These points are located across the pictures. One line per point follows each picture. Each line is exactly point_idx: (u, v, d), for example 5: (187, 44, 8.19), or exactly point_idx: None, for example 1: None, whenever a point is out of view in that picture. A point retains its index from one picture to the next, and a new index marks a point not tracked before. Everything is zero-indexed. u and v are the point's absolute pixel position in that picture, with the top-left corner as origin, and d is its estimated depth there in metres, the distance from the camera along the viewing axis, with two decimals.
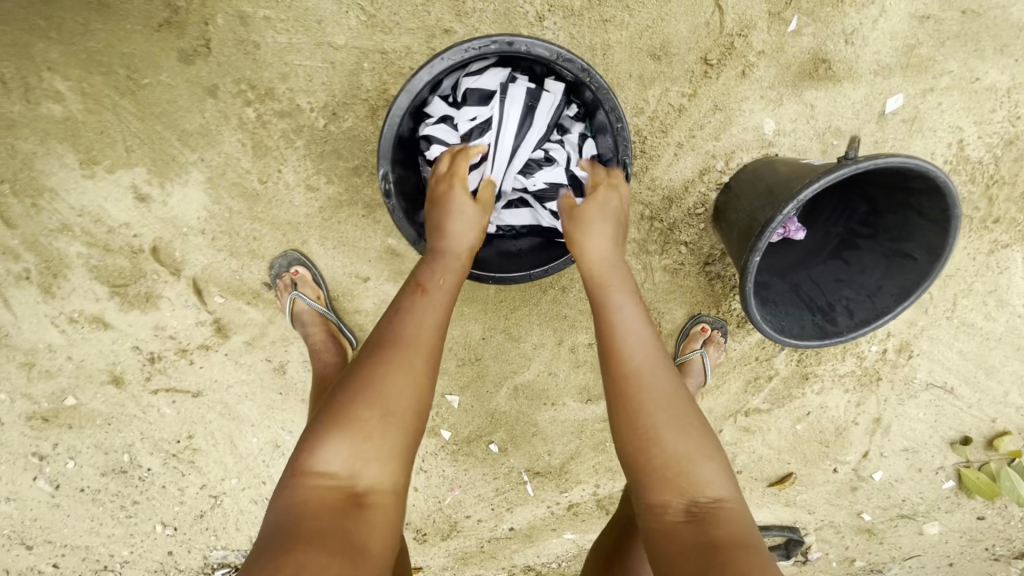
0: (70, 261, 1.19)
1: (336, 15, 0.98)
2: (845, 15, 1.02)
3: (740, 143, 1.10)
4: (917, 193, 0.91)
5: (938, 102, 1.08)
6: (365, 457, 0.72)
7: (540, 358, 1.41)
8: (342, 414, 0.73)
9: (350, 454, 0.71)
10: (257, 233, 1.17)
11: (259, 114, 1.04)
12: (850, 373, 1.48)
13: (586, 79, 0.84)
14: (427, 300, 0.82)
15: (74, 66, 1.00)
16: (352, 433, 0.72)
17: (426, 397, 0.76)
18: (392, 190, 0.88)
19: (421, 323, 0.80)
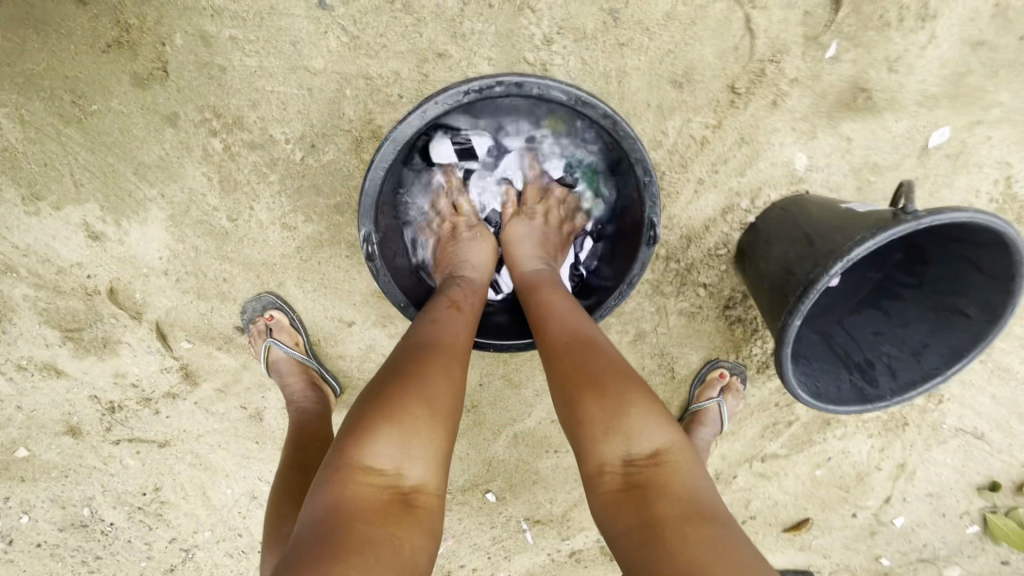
0: (17, 304, 1.06)
1: (314, 35, 0.85)
2: (888, 40, 0.90)
3: (768, 179, 0.99)
4: (975, 246, 0.80)
5: (987, 136, 0.97)
6: (412, 453, 0.60)
7: (543, 404, 1.29)
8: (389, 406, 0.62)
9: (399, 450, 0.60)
10: (227, 274, 1.04)
11: (227, 145, 0.91)
12: (874, 418, 1.38)
13: (609, 125, 0.77)
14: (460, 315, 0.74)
15: (10, 90, 0.87)
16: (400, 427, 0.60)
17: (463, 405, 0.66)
18: (375, 252, 0.81)
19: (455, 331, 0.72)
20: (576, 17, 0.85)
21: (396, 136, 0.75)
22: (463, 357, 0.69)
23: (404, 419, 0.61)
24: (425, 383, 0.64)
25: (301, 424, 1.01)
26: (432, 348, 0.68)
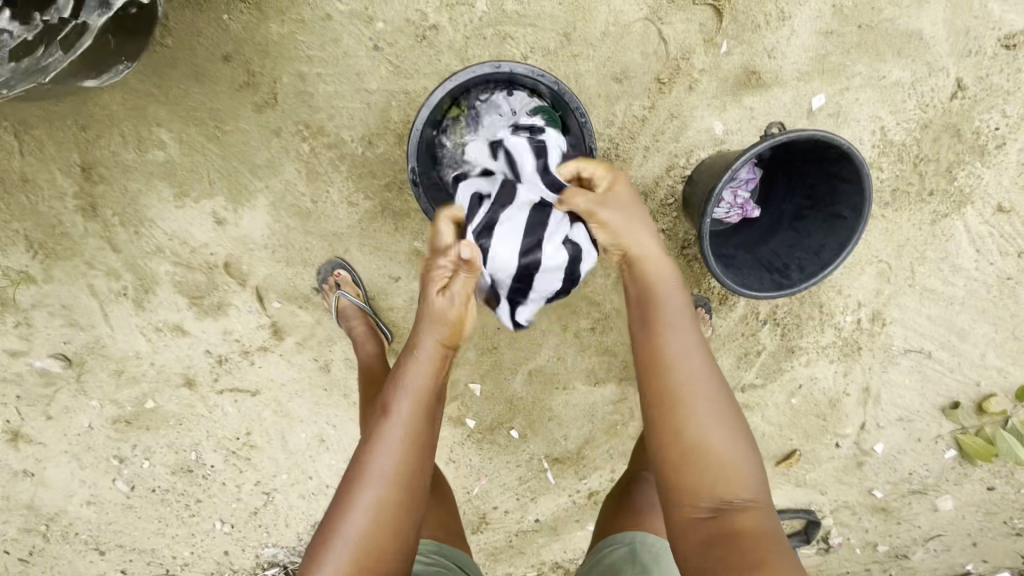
0: (159, 278, 1.47)
1: (370, 68, 1.28)
2: (764, 36, 1.28)
3: (696, 142, 1.35)
4: (835, 163, 1.15)
5: (855, 98, 1.32)
6: None
7: (551, 343, 1.59)
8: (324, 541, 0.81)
9: None
10: (309, 245, 1.43)
11: (313, 147, 1.33)
12: (832, 345, 1.63)
13: (558, 91, 1.14)
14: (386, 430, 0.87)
15: (176, 121, 1.32)
16: (326, 567, 0.78)
17: (388, 529, 0.82)
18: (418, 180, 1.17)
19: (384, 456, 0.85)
20: (542, 41, 1.26)
21: (427, 102, 1.12)
22: (380, 480, 0.83)
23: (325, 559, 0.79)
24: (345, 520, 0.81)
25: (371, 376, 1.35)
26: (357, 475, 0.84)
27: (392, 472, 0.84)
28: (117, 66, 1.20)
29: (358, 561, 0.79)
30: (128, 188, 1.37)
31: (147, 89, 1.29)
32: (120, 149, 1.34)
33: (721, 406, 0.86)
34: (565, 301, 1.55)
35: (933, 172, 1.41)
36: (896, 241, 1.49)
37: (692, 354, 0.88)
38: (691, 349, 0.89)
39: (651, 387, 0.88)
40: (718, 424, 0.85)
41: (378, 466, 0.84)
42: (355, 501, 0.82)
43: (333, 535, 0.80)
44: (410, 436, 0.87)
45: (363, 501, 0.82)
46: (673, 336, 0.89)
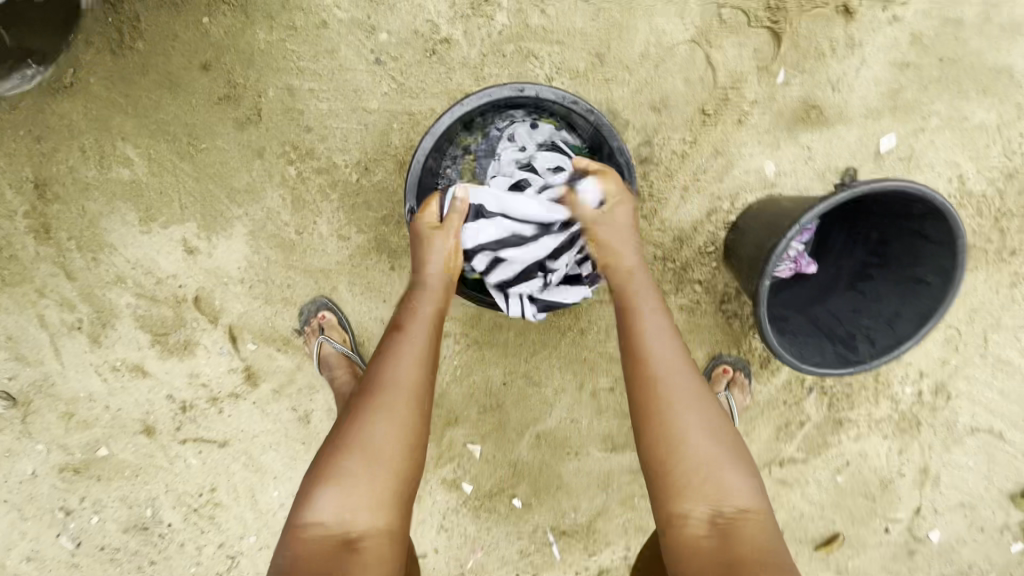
0: (119, 311, 1.28)
1: (370, 84, 1.11)
2: (828, 66, 1.10)
3: (743, 184, 1.16)
4: (920, 219, 0.95)
5: (931, 140, 1.14)
6: (352, 508, 0.79)
7: (563, 403, 1.38)
8: (334, 453, 0.83)
9: (338, 506, 0.79)
10: (291, 281, 1.25)
11: (299, 172, 1.16)
12: (886, 419, 1.41)
13: (594, 120, 0.96)
14: (398, 351, 0.87)
15: (145, 136, 1.15)
16: (341, 481, 0.80)
17: (407, 450, 0.83)
18: (415, 221, 0.97)
19: (400, 372, 0.86)
20: (570, 61, 1.08)
21: (433, 128, 0.94)
22: (399, 394, 0.84)
23: (335, 478, 0.80)
24: (360, 435, 0.83)
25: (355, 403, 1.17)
26: (374, 388, 0.85)
27: (409, 390, 0.85)
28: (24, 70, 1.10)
29: (372, 486, 0.81)
30: (87, 210, 1.20)
31: (113, 97, 1.13)
32: (80, 164, 1.17)
33: (713, 421, 0.86)
34: (582, 356, 1.35)
35: (1017, 229, 1.22)
36: (967, 306, 1.29)
37: (684, 376, 0.87)
38: (674, 356, 0.89)
39: (642, 411, 0.87)
40: (712, 443, 0.85)
41: (391, 386, 0.85)
42: (369, 422, 0.83)
43: (349, 451, 0.82)
44: (426, 364, 0.88)
45: (380, 414, 0.83)
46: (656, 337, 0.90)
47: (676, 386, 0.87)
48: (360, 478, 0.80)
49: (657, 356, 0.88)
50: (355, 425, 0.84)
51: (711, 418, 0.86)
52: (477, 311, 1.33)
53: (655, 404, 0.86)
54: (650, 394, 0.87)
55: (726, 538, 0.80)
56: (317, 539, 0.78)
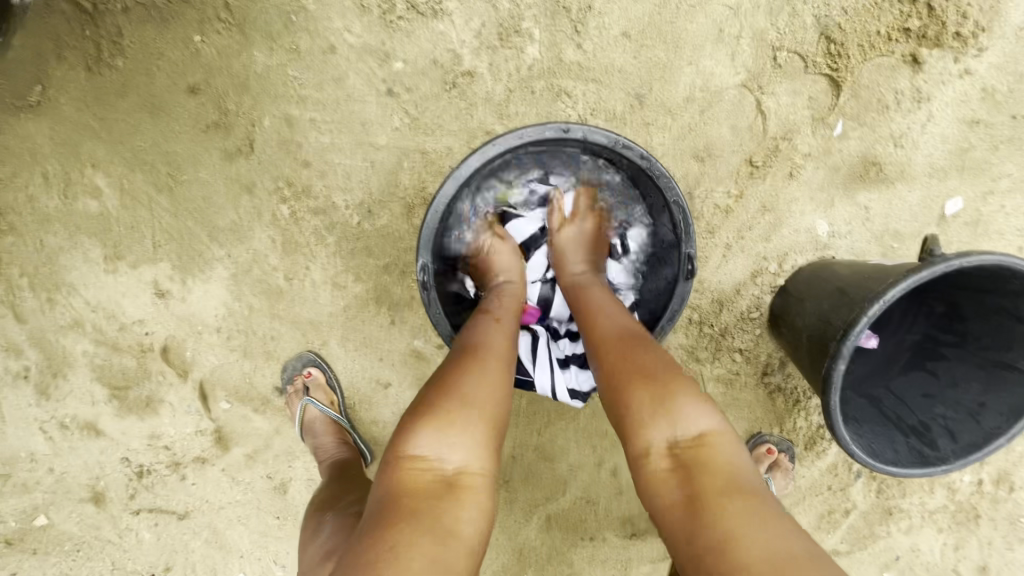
0: (74, 360, 1.11)
1: (379, 117, 0.98)
2: (891, 119, 0.99)
3: (793, 245, 1.03)
4: (1013, 296, 0.81)
5: (1002, 205, 1.02)
6: (455, 440, 0.59)
7: (578, 481, 1.21)
8: (427, 399, 0.63)
9: (440, 441, 0.59)
10: (275, 333, 1.09)
11: (293, 211, 1.02)
12: (942, 510, 1.25)
13: (646, 167, 0.84)
14: (498, 317, 0.77)
15: (118, 164, 1.01)
16: (443, 419, 0.60)
17: (507, 410, 0.66)
18: (430, 280, 0.85)
19: (493, 332, 0.74)
20: (606, 101, 0.97)
21: (457, 175, 0.82)
22: (498, 355, 0.70)
23: (439, 413, 0.61)
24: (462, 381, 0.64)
25: (342, 472, 1.00)
26: (469, 342, 0.71)
27: (506, 351, 0.72)
28: None
29: (480, 439, 0.62)
30: (45, 244, 1.04)
31: (86, 120, 0.99)
32: (41, 193, 1.02)
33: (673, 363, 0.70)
34: (603, 429, 1.19)
35: None
36: None
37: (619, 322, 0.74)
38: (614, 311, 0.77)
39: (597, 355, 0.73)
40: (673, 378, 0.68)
41: (491, 345, 0.71)
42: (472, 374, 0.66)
43: (452, 395, 0.63)
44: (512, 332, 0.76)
45: (482, 363, 0.68)
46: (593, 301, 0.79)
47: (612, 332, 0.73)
48: (466, 420, 0.62)
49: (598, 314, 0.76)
50: (451, 371, 0.66)
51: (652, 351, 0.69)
52: None
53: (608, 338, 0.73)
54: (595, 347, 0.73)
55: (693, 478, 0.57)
56: (415, 489, 0.56)
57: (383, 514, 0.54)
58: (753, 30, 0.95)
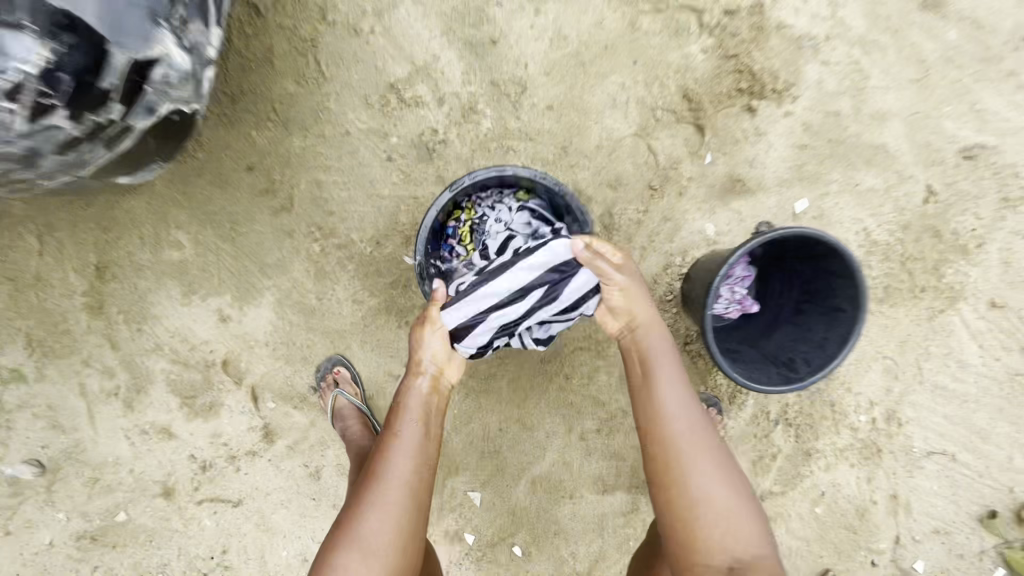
0: (154, 377, 1.44)
1: (382, 175, 1.37)
2: (744, 149, 1.38)
3: (690, 243, 1.41)
4: (826, 257, 1.19)
5: (835, 201, 1.41)
6: (381, 519, 0.92)
7: (555, 447, 1.51)
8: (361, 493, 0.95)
9: (372, 519, 0.92)
10: (311, 342, 1.43)
11: (322, 248, 1.39)
12: (850, 448, 1.55)
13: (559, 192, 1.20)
14: (406, 408, 1.03)
15: (195, 224, 1.37)
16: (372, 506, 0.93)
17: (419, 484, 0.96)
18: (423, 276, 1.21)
19: (407, 425, 1.01)
20: (542, 152, 1.37)
21: (435, 204, 1.18)
22: (416, 447, 0.99)
23: (369, 501, 0.93)
24: (387, 474, 0.95)
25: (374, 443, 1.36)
26: (389, 437, 1.00)
27: (422, 442, 1.00)
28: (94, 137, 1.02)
29: (395, 516, 0.93)
30: (139, 287, 1.40)
31: (172, 194, 1.36)
32: (138, 249, 1.38)
33: (734, 476, 1.01)
34: (570, 401, 1.50)
35: (922, 270, 1.46)
36: (898, 339, 1.49)
37: (690, 426, 1.02)
38: (687, 413, 1.03)
39: (662, 466, 1.01)
40: (728, 495, 0.98)
41: (389, 480, 0.95)
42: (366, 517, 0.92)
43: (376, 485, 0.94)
44: (424, 418, 1.03)
45: (396, 456, 0.97)
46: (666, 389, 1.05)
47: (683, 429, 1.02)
48: (385, 506, 0.93)
49: (676, 423, 1.02)
50: (380, 466, 0.97)
51: (714, 454, 1.01)
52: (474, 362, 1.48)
53: (677, 455, 1.00)
54: (664, 448, 1.01)
55: None
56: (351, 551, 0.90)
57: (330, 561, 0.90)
58: (636, 99, 1.36)
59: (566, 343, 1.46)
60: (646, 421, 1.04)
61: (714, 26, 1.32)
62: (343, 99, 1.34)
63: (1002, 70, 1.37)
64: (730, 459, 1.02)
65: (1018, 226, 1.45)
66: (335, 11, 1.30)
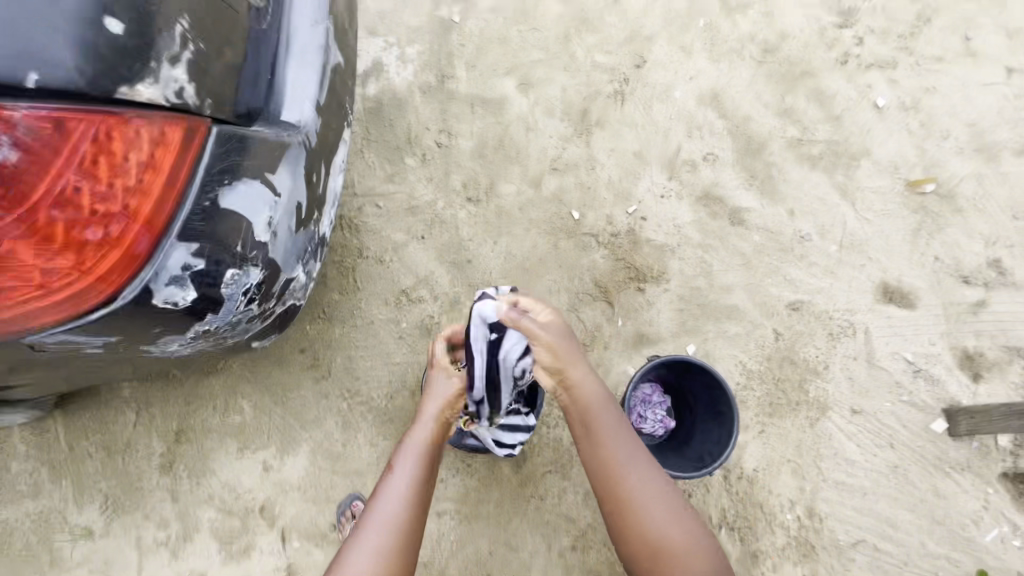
0: (201, 526, 1.75)
1: (395, 348, 1.94)
2: (643, 314, 2.03)
3: (618, 382, 1.96)
4: (702, 376, 1.75)
5: (714, 344, 2.01)
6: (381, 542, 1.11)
7: (537, 565, 1.78)
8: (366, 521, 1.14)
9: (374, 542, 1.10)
10: (336, 483, 1.81)
11: (349, 405, 1.87)
12: (787, 546, 1.84)
13: None
14: (405, 447, 1.25)
15: (257, 393, 1.85)
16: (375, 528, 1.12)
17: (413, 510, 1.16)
18: None
19: (406, 461, 1.23)
20: None
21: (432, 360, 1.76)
22: (415, 479, 1.20)
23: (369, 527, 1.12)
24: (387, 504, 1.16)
25: None
26: (393, 472, 1.22)
27: (418, 474, 1.21)
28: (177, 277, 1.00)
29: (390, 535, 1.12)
30: (203, 446, 1.80)
31: (243, 372, 1.86)
32: (210, 415, 1.82)
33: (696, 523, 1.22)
34: (546, 520, 1.81)
35: (792, 388, 1.98)
36: (793, 443, 1.93)
37: (655, 483, 1.23)
38: (652, 473, 1.25)
39: (626, 514, 1.20)
40: (693, 546, 1.18)
41: (390, 502, 1.16)
42: (354, 558, 1.08)
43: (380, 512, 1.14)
44: (420, 453, 1.24)
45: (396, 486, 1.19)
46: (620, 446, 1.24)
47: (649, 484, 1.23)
48: (384, 528, 1.12)
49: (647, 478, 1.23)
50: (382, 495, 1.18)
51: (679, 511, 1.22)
52: (465, 493, 1.80)
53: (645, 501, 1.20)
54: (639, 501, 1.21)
55: None
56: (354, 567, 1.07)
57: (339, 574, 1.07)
58: (565, 288, 2.04)
59: (538, 468, 1.85)
60: (606, 475, 1.24)
61: (607, 242, 2.10)
62: (369, 299, 1.97)
63: (796, 255, 2.14)
64: (682, 504, 1.23)
65: (850, 352, 2.03)
66: (368, 250, 2.02)
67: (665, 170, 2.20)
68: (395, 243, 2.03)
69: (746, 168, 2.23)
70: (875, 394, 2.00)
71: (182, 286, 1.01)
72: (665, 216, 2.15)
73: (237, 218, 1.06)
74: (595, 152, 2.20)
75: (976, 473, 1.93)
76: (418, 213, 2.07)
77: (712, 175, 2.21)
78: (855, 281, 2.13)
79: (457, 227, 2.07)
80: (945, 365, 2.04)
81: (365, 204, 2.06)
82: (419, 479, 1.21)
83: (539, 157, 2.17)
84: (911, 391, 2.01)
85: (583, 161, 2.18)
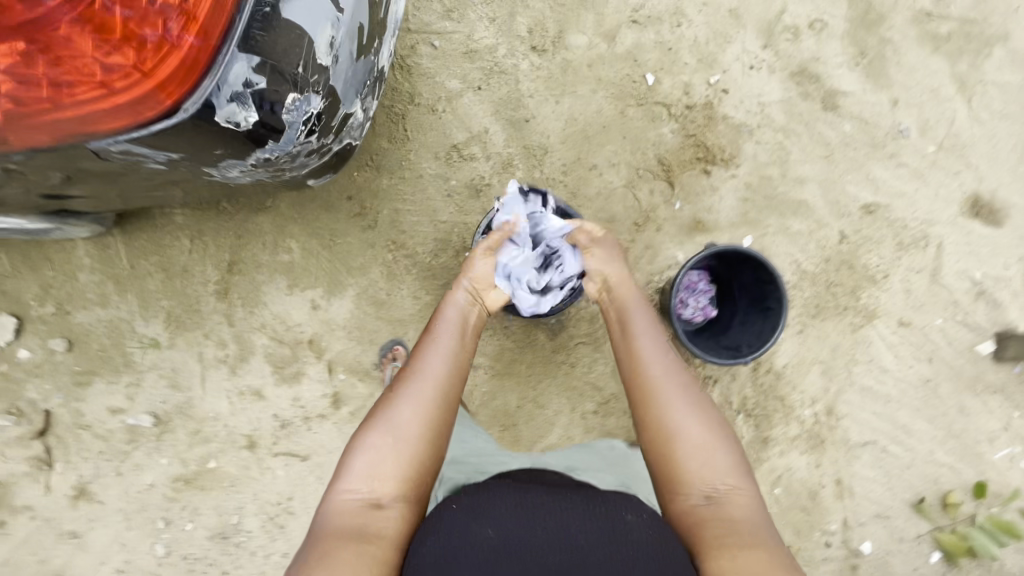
0: (255, 350, 1.88)
1: (442, 205, 1.89)
2: (702, 198, 1.91)
3: (666, 266, 1.90)
4: (758, 269, 1.68)
5: (773, 238, 1.91)
6: (401, 404, 1.15)
7: (560, 422, 1.90)
8: (393, 388, 1.19)
9: (402, 405, 1.15)
10: (378, 328, 1.89)
11: (394, 257, 1.88)
12: (800, 436, 1.92)
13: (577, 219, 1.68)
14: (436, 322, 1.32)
15: (306, 236, 1.87)
16: (401, 394, 1.16)
17: (443, 374, 1.21)
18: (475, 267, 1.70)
19: (438, 336, 1.28)
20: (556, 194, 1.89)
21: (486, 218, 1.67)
22: (441, 348, 1.26)
23: (397, 393, 1.17)
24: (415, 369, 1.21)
25: None
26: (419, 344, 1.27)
27: (447, 345, 1.27)
28: (241, 98, 0.92)
29: (419, 396, 1.16)
30: (255, 280, 1.87)
31: (290, 212, 1.86)
32: (260, 250, 1.86)
33: (715, 426, 1.16)
34: (574, 386, 1.91)
35: (843, 293, 1.92)
36: (830, 347, 1.92)
37: (673, 382, 1.21)
38: (669, 373, 1.23)
39: (643, 411, 1.20)
40: (704, 443, 1.14)
41: (419, 368, 1.20)
42: (391, 412, 1.14)
43: (405, 379, 1.19)
44: (450, 329, 1.31)
45: (426, 355, 1.24)
46: (646, 351, 1.27)
47: (665, 384, 1.21)
48: (412, 390, 1.17)
49: (658, 379, 1.22)
50: (411, 365, 1.23)
51: (697, 410, 1.17)
52: (500, 352, 1.88)
53: (658, 393, 1.20)
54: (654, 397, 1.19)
55: (711, 503, 1.09)
56: (385, 423, 1.13)
57: (366, 431, 1.13)
58: (627, 161, 1.89)
59: (573, 337, 1.90)
60: (634, 378, 1.24)
61: (679, 115, 1.90)
62: (417, 150, 1.87)
63: (885, 152, 1.93)
64: (710, 409, 1.19)
65: (915, 265, 1.93)
66: (420, 97, 1.87)
67: (762, 35, 1.91)
68: (449, 91, 1.87)
69: (856, 42, 1.92)
70: (929, 309, 1.93)
71: (244, 104, 0.93)
72: (750, 92, 1.91)
73: (299, 33, 0.95)
74: (685, 5, 1.90)
75: (1007, 397, 1.94)
76: (475, 59, 1.88)
77: (815, 48, 1.92)
78: (944, 189, 1.94)
79: (518, 81, 1.88)
80: (1013, 290, 1.94)
81: (420, 41, 1.86)
82: (449, 354, 1.25)
83: (618, 4, 1.88)
84: (967, 311, 1.93)
85: (669, 15, 1.89)
